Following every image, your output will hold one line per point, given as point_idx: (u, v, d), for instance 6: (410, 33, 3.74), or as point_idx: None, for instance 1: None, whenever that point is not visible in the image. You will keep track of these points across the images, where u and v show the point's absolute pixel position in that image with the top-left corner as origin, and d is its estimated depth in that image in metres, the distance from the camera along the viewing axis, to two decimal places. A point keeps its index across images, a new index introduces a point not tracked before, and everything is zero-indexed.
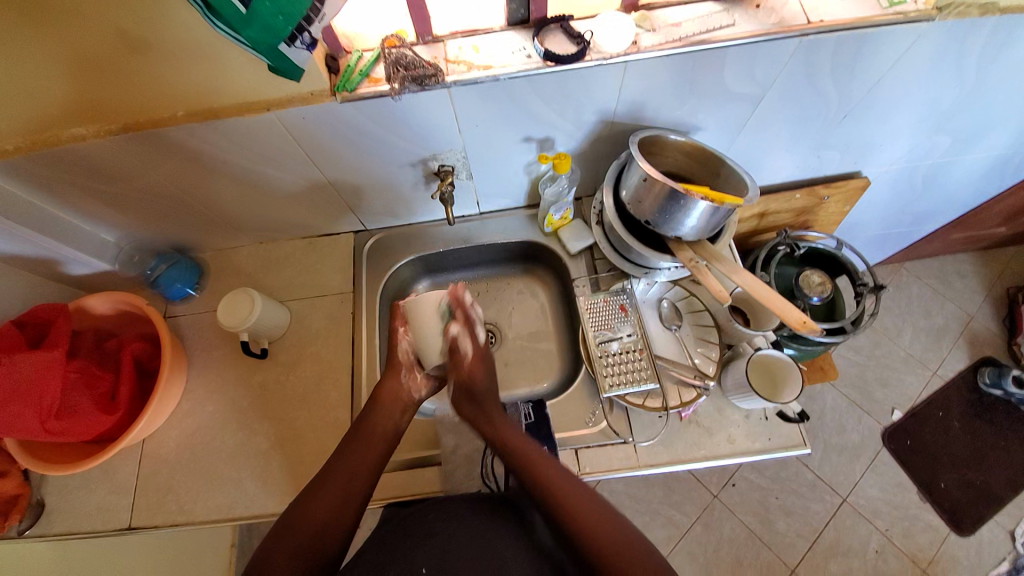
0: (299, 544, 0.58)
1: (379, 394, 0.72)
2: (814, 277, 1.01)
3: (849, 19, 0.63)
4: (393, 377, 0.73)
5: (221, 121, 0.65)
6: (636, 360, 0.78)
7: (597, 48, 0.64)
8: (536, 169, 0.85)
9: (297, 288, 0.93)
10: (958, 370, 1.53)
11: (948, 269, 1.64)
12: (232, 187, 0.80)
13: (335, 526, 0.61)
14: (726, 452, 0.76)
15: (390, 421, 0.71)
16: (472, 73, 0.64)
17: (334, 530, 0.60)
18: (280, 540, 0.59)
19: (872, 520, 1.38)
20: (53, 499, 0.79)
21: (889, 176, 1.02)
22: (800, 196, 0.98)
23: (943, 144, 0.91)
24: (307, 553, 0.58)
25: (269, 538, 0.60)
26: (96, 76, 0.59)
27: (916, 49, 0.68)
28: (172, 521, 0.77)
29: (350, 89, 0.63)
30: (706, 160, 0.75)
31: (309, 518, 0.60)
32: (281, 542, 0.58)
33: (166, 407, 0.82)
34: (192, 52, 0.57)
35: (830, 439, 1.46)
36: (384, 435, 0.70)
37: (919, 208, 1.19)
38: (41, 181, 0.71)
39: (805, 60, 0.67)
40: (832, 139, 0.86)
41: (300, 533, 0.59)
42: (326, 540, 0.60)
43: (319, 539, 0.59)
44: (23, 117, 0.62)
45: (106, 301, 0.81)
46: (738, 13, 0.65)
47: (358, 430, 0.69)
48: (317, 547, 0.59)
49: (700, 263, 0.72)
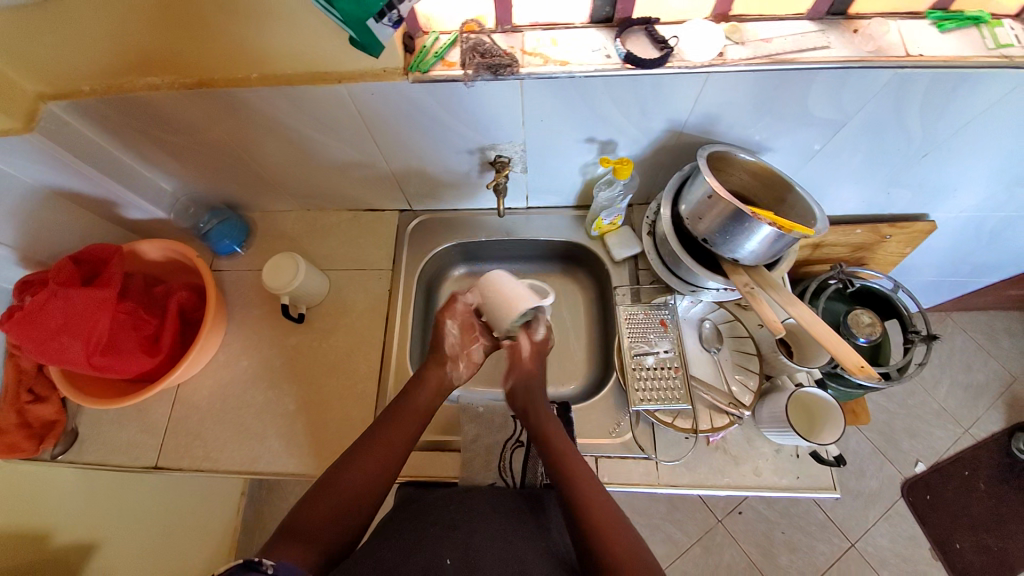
0: (339, 501, 0.59)
1: (423, 374, 0.74)
2: (864, 317, 0.97)
3: (949, 56, 0.60)
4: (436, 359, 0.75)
5: (290, 87, 0.66)
6: (670, 377, 0.76)
7: (680, 55, 0.61)
8: (592, 170, 0.83)
9: (338, 259, 0.94)
10: (993, 431, 1.45)
11: (998, 326, 1.55)
12: (289, 153, 0.81)
13: (372, 491, 0.62)
14: (750, 483, 0.74)
15: (429, 398, 0.72)
16: (548, 67, 0.62)
17: (368, 497, 0.61)
18: (317, 501, 0.59)
19: (878, 570, 1.33)
20: (88, 429, 0.83)
21: (957, 223, 0.97)
22: (859, 231, 0.94)
23: (1023, 197, 0.86)
24: (344, 514, 0.59)
25: (303, 500, 0.59)
26: (177, 28, 0.60)
27: (1015, 95, 0.63)
28: (195, 466, 0.80)
29: (423, 70, 0.63)
30: (773, 183, 0.72)
31: (347, 483, 0.61)
32: (319, 501, 0.59)
33: (203, 357, 0.85)
34: (266, 11, 0.57)
35: (846, 482, 1.42)
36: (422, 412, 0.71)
37: (981, 259, 1.13)
38: (110, 123, 0.73)
39: (897, 92, 0.63)
40: (907, 177, 0.82)
41: (338, 495, 0.60)
42: (362, 503, 0.60)
43: (355, 502, 0.60)
44: (103, 61, 0.64)
45: (158, 248, 0.83)
46: (834, 35, 0.62)
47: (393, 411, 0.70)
48: (352, 510, 0.59)
49: (754, 289, 0.70)
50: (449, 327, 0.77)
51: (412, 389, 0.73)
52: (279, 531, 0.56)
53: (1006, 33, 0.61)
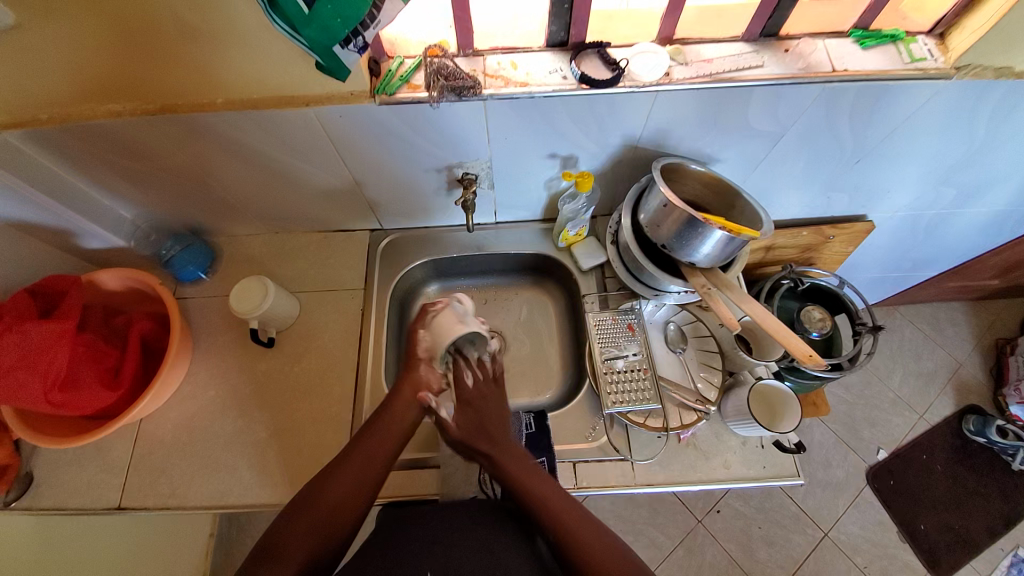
0: (316, 520, 0.59)
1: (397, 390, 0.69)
2: (815, 313, 1.04)
3: (872, 70, 0.66)
4: (414, 369, 0.71)
5: (258, 112, 0.67)
6: (640, 379, 0.79)
7: (632, 75, 0.66)
8: (556, 185, 0.87)
9: (309, 280, 0.94)
10: (944, 415, 1.56)
11: (940, 316, 1.68)
12: (256, 176, 0.81)
13: (351, 508, 0.61)
14: (722, 477, 0.78)
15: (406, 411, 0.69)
16: (509, 88, 0.66)
17: (347, 513, 0.60)
18: (296, 518, 0.59)
19: (851, 557, 1.39)
20: (44, 471, 0.78)
21: (894, 222, 1.05)
22: (806, 233, 1.01)
23: (948, 196, 0.95)
24: (322, 533, 0.58)
25: (284, 516, 0.59)
26: (138, 55, 0.60)
27: (931, 104, 0.71)
28: (163, 503, 0.76)
29: (389, 93, 0.65)
30: (723, 191, 0.78)
31: (326, 497, 0.60)
32: (296, 520, 0.58)
33: (168, 387, 0.82)
34: (231, 36, 0.58)
35: (815, 473, 1.48)
36: (402, 425, 0.68)
37: (918, 255, 1.23)
38: (67, 151, 0.71)
39: (827, 104, 0.70)
40: (843, 182, 0.89)
41: (316, 511, 0.59)
42: (339, 521, 0.59)
43: (334, 518, 0.59)
44: (60, 88, 0.63)
45: (117, 277, 0.81)
46: (767, 54, 0.68)
47: (370, 426, 0.67)
48: (328, 528, 0.59)
49: (712, 290, 0.74)
50: (422, 336, 0.73)
51: (393, 401, 0.69)
52: (258, 554, 0.56)
53: (919, 49, 0.68)
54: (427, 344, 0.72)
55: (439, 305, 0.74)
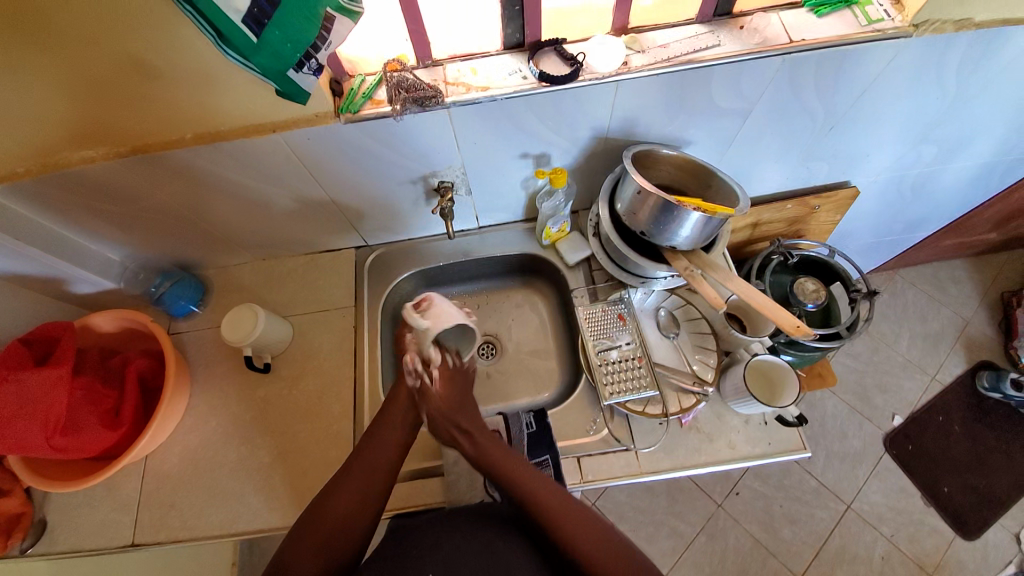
0: (325, 534, 0.60)
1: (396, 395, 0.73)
2: (809, 284, 1.03)
3: (830, 37, 0.66)
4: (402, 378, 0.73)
5: (227, 142, 0.68)
6: (635, 368, 0.79)
7: (589, 68, 0.66)
8: (532, 183, 0.88)
9: (299, 303, 0.95)
10: (956, 374, 1.54)
11: (942, 275, 1.66)
12: (236, 206, 0.82)
13: (355, 521, 0.62)
14: (728, 457, 0.77)
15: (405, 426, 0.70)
16: (470, 94, 0.66)
17: (354, 525, 0.61)
18: (304, 535, 0.59)
19: (876, 526, 1.37)
20: (56, 516, 0.79)
21: (878, 186, 1.05)
22: (790, 206, 1.00)
23: (929, 153, 0.94)
24: (332, 545, 0.59)
25: (290, 535, 0.60)
26: (103, 100, 0.61)
27: (896, 63, 0.71)
28: (175, 537, 0.77)
29: (353, 111, 0.66)
30: (697, 173, 0.78)
31: (331, 512, 0.61)
32: (301, 539, 0.59)
33: (170, 422, 0.83)
34: (196, 75, 0.59)
35: (831, 446, 1.46)
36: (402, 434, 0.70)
37: (909, 216, 1.22)
38: (47, 201, 0.73)
39: (790, 76, 0.70)
40: (820, 150, 0.89)
41: (321, 529, 0.60)
42: (346, 536, 0.60)
43: (341, 531, 0.60)
44: (34, 142, 0.64)
45: (112, 319, 0.82)
46: (723, 33, 0.68)
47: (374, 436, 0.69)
48: (336, 542, 0.60)
49: (695, 272, 0.74)
50: (409, 338, 0.75)
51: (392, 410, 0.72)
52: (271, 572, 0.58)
53: (876, 10, 0.68)
54: (414, 348, 0.75)
55: (425, 304, 0.74)
